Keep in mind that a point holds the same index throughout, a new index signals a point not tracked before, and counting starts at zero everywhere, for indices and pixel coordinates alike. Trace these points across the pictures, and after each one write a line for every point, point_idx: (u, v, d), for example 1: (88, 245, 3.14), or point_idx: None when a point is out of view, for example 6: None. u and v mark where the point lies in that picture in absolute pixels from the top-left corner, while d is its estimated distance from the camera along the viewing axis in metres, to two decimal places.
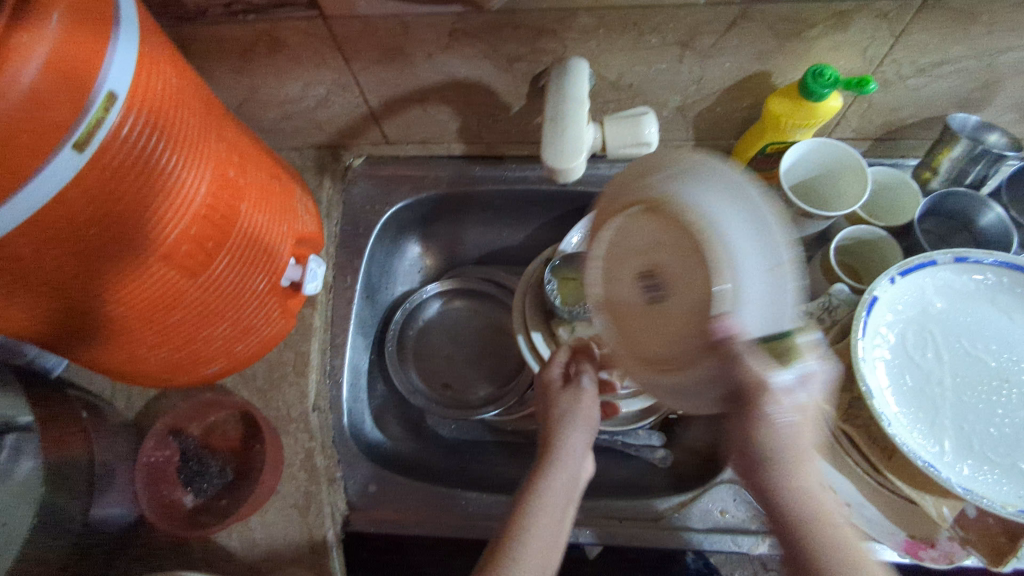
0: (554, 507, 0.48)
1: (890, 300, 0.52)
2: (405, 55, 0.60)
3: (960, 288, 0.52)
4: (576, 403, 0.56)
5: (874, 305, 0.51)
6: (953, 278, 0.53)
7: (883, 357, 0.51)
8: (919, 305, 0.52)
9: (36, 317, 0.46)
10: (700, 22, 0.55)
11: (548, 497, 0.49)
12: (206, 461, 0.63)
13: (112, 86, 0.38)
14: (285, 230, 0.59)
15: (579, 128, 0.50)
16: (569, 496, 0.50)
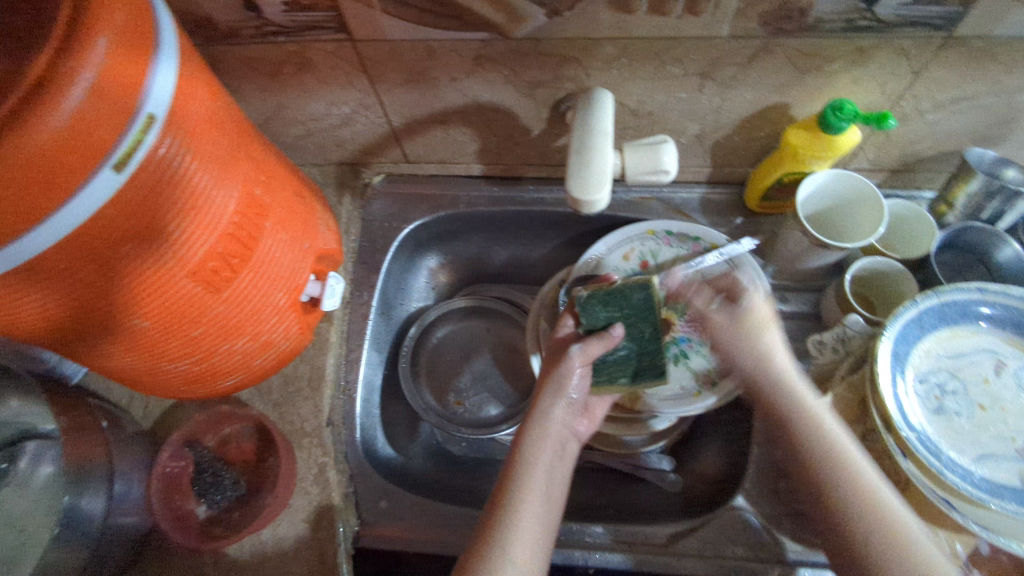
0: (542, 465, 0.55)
1: (916, 320, 0.55)
2: (430, 79, 0.62)
3: (986, 313, 0.55)
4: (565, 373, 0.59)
5: (902, 328, 0.54)
6: (977, 301, 0.55)
7: (914, 380, 0.53)
8: (944, 327, 0.55)
9: (47, 327, 0.46)
10: (723, 54, 0.55)
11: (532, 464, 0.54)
12: (220, 473, 0.63)
13: (152, 109, 0.40)
14: (306, 247, 0.60)
15: (602, 159, 0.50)
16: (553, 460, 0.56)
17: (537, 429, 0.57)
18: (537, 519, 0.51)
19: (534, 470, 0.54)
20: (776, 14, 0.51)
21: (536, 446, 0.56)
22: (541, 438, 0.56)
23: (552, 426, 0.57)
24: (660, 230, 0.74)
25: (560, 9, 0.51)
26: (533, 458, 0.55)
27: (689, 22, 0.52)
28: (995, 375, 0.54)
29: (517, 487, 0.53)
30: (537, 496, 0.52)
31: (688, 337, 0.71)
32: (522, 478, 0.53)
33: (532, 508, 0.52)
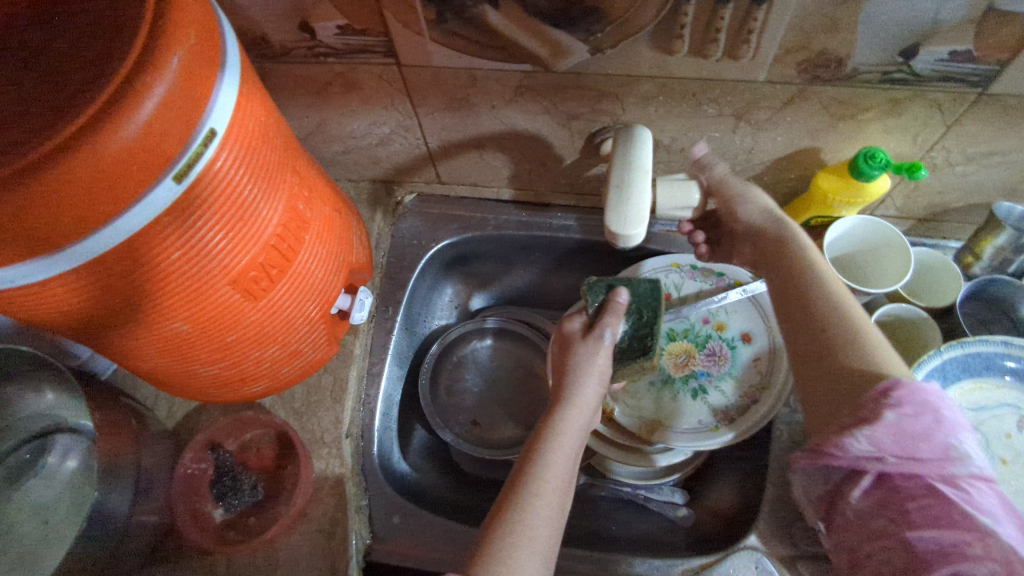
0: (567, 448, 0.53)
1: (942, 370, 0.55)
2: (470, 105, 0.63)
3: (1011, 368, 0.55)
4: (592, 357, 0.57)
5: (930, 379, 0.54)
6: (1003, 354, 0.55)
7: None
8: (969, 379, 0.56)
9: (81, 321, 0.46)
10: (758, 97, 0.57)
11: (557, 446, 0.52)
12: (240, 477, 0.64)
13: (213, 124, 0.42)
14: (340, 261, 0.61)
15: (642, 197, 0.52)
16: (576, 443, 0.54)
17: (569, 412, 0.55)
18: (559, 506, 0.49)
19: (561, 455, 0.52)
20: (814, 62, 0.52)
21: (564, 430, 0.54)
22: (571, 423, 0.54)
23: (585, 412, 0.56)
24: (685, 263, 0.75)
25: (604, 46, 0.53)
26: (560, 442, 0.53)
27: (728, 65, 0.54)
28: (1018, 431, 0.55)
29: (542, 471, 0.50)
30: (563, 481, 0.51)
31: (707, 372, 0.71)
32: (550, 460, 0.51)
33: (555, 490, 0.50)
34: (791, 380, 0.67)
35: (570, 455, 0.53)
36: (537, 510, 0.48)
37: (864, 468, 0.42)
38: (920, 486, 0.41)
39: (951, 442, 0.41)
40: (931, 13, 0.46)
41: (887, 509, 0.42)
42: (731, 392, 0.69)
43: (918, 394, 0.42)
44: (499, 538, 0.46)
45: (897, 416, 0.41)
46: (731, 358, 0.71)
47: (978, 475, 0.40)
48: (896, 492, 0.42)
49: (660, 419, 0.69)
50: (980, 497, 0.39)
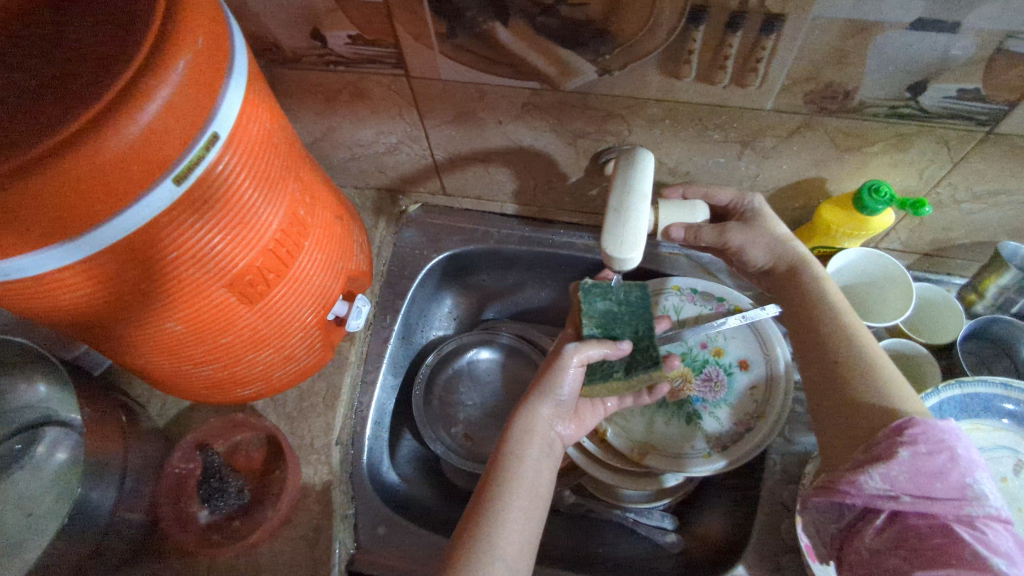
0: (530, 458, 0.54)
1: (939, 409, 0.54)
2: (476, 119, 0.64)
3: (1009, 410, 0.55)
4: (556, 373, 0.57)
5: None
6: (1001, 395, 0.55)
7: None
8: (966, 419, 0.55)
9: (74, 323, 0.47)
10: (765, 126, 0.57)
11: (521, 458, 0.54)
12: (227, 479, 0.63)
13: (216, 128, 0.42)
14: (339, 268, 0.61)
15: (640, 220, 0.51)
16: (541, 454, 0.55)
17: (523, 425, 0.56)
18: (522, 517, 0.50)
19: (518, 468, 0.53)
20: (822, 93, 0.52)
21: (520, 445, 0.55)
22: (525, 437, 0.55)
23: (540, 425, 0.57)
24: (685, 287, 0.74)
25: (611, 68, 0.53)
26: (517, 457, 0.54)
27: (734, 92, 0.54)
28: (1015, 475, 0.54)
29: (501, 486, 0.52)
30: (524, 493, 0.52)
31: (702, 398, 0.70)
32: (509, 475, 0.52)
33: (520, 498, 0.51)
34: (788, 409, 0.66)
35: (535, 466, 0.54)
36: (500, 524, 0.49)
37: (878, 506, 0.41)
38: (935, 525, 0.40)
39: (967, 482, 0.40)
40: (940, 51, 0.46)
41: (901, 548, 0.40)
42: (726, 418, 0.68)
43: (932, 433, 0.42)
44: (467, 554, 0.47)
45: (911, 453, 0.41)
46: (727, 384, 0.70)
47: (995, 515, 0.39)
48: (910, 533, 0.40)
49: (654, 443, 0.69)
50: (995, 537, 0.38)
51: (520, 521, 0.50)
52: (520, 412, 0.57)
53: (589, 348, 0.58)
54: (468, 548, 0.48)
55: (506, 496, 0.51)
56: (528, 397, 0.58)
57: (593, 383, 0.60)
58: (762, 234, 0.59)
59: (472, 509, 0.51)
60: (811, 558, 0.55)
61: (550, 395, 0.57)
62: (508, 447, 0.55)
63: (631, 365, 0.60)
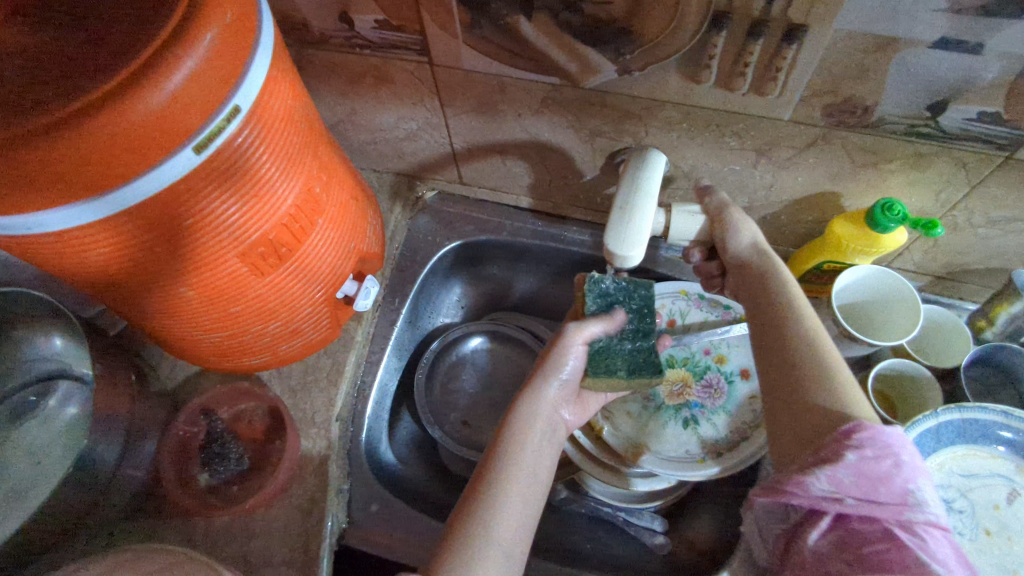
0: (529, 443, 0.55)
1: (935, 432, 0.54)
2: (496, 111, 0.64)
3: (1008, 438, 0.54)
4: (558, 351, 0.61)
5: (922, 438, 0.53)
6: (1001, 423, 0.54)
7: None
8: (963, 444, 0.55)
9: (91, 279, 0.49)
10: (782, 136, 0.57)
11: (518, 441, 0.55)
12: (228, 445, 0.63)
13: (238, 101, 0.43)
14: (351, 247, 0.62)
15: (644, 219, 0.52)
16: (540, 440, 0.56)
17: (527, 408, 0.58)
18: (519, 499, 0.51)
19: (519, 451, 0.54)
20: (840, 107, 0.52)
21: (522, 427, 0.56)
22: (529, 420, 0.57)
23: (543, 404, 0.58)
24: (693, 292, 0.74)
25: (631, 68, 0.54)
26: (519, 439, 0.55)
27: (753, 101, 0.54)
28: (1007, 504, 0.53)
29: (501, 467, 0.52)
30: (523, 476, 0.52)
31: (701, 403, 0.70)
32: (507, 459, 0.53)
33: (517, 481, 0.52)
34: None
35: (533, 451, 0.55)
36: (496, 504, 0.49)
37: (823, 508, 0.39)
38: (878, 530, 0.38)
39: (909, 488, 0.38)
40: (963, 71, 0.46)
41: (845, 552, 0.38)
42: (723, 426, 0.69)
43: (881, 437, 0.40)
44: (460, 533, 0.48)
45: (857, 457, 0.39)
46: (727, 392, 0.70)
47: (934, 522, 0.37)
48: (853, 536, 0.38)
49: (646, 443, 0.69)
50: (935, 544, 0.36)
51: (517, 503, 0.50)
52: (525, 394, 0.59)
53: (587, 324, 0.61)
54: (464, 527, 0.48)
55: (504, 477, 0.51)
56: (532, 381, 0.60)
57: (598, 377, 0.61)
58: (751, 232, 0.59)
59: (468, 490, 0.51)
60: None
61: (551, 377, 0.60)
62: (507, 430, 0.56)
63: (636, 368, 0.61)
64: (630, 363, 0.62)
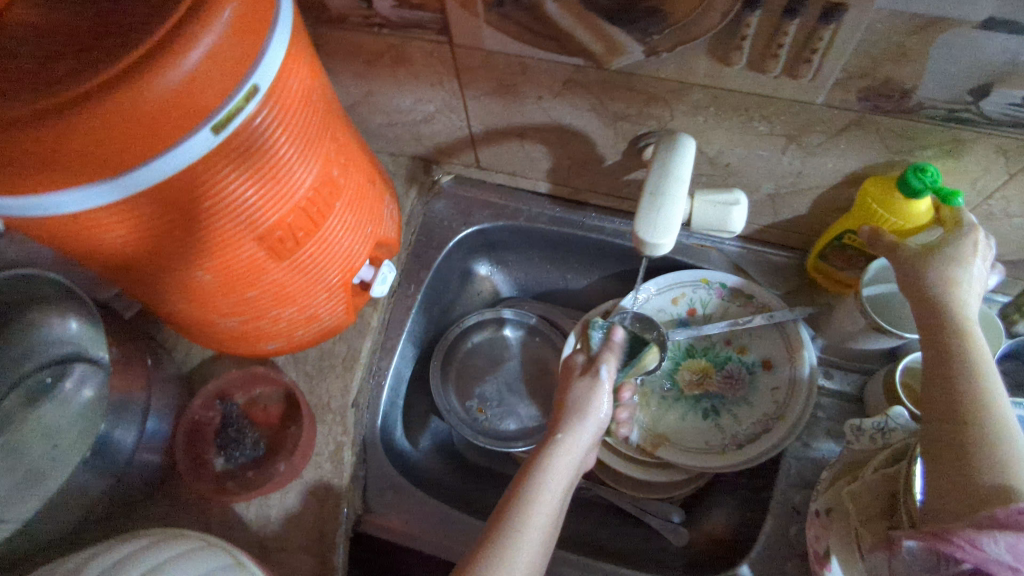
0: (560, 481, 0.50)
1: None
2: (517, 92, 0.63)
3: None
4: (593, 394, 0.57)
5: None
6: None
7: None
8: None
9: (105, 257, 0.47)
10: (814, 120, 0.55)
11: (549, 479, 0.50)
12: (245, 431, 0.65)
13: (258, 81, 0.42)
14: (368, 232, 0.61)
15: (675, 205, 0.50)
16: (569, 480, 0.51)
17: (562, 447, 0.52)
18: (542, 538, 0.47)
19: (548, 492, 0.49)
20: (877, 90, 0.50)
21: (554, 469, 0.51)
22: (566, 454, 0.52)
23: (579, 446, 0.54)
24: (715, 281, 0.72)
25: (660, 48, 0.52)
26: (550, 476, 0.50)
27: (785, 83, 0.52)
28: None
29: (528, 506, 0.48)
30: (548, 519, 0.48)
31: (721, 395, 0.70)
32: (535, 495, 0.48)
33: (541, 521, 0.47)
34: (807, 415, 0.64)
35: (561, 490, 0.50)
36: (524, 536, 0.46)
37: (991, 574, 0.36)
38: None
39: None
40: (1009, 53, 0.44)
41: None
42: (745, 418, 0.68)
43: None
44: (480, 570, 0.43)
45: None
46: (749, 383, 0.70)
47: None
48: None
49: (665, 434, 0.69)
50: None
51: (539, 544, 0.46)
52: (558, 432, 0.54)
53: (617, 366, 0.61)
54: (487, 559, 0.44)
55: (530, 514, 0.47)
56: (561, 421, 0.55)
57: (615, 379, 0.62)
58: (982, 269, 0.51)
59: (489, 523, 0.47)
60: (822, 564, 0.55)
61: (593, 410, 0.56)
62: (538, 467, 0.51)
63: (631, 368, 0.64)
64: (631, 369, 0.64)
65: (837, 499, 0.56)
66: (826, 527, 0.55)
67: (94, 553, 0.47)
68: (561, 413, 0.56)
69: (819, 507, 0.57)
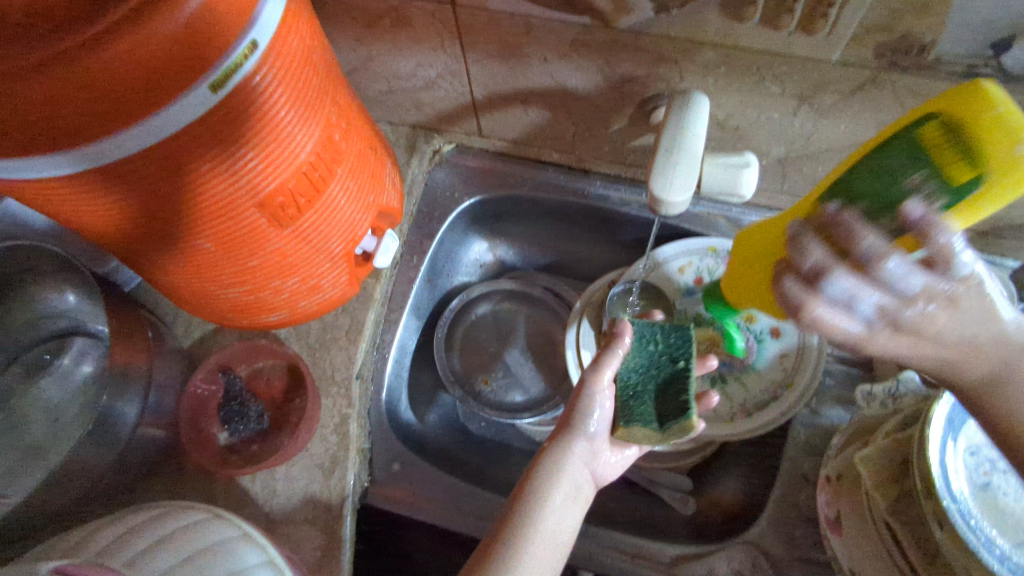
0: (551, 500, 0.51)
1: None
2: (521, 55, 0.61)
3: None
4: (588, 401, 0.55)
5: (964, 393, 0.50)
6: None
7: (964, 450, 0.50)
8: None
9: (100, 225, 0.46)
10: (828, 79, 0.53)
11: (541, 498, 0.51)
12: (248, 404, 0.63)
13: (256, 36, 0.40)
14: (370, 201, 0.60)
15: (690, 165, 0.51)
16: (565, 497, 0.52)
17: (548, 469, 0.53)
18: (533, 558, 0.48)
19: (539, 513, 0.50)
20: (894, 46, 0.48)
21: (545, 486, 0.52)
22: (558, 469, 0.53)
23: (574, 461, 0.54)
24: (722, 249, 0.72)
25: (670, 5, 0.50)
26: (542, 496, 0.51)
27: (799, 40, 0.50)
28: None
29: (517, 529, 0.49)
30: (544, 535, 0.50)
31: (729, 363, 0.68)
32: (524, 516, 0.50)
33: (533, 541, 0.49)
34: (817, 380, 0.65)
35: (555, 509, 0.51)
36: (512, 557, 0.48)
37: None
38: None
39: None
40: None
41: None
42: (753, 386, 0.67)
43: None
44: None
45: None
46: (757, 351, 0.68)
47: None
48: None
49: None
50: None
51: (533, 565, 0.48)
52: (552, 449, 0.55)
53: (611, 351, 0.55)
54: None
55: (519, 537, 0.49)
56: (561, 432, 0.56)
57: (630, 427, 0.52)
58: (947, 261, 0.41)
59: (486, 543, 0.50)
60: (832, 531, 0.56)
61: (585, 421, 0.55)
62: (529, 486, 0.52)
63: (666, 415, 0.51)
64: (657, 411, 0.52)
65: (848, 465, 0.56)
66: (836, 493, 0.55)
67: (101, 526, 0.47)
68: (559, 428, 0.56)
69: (827, 474, 0.57)
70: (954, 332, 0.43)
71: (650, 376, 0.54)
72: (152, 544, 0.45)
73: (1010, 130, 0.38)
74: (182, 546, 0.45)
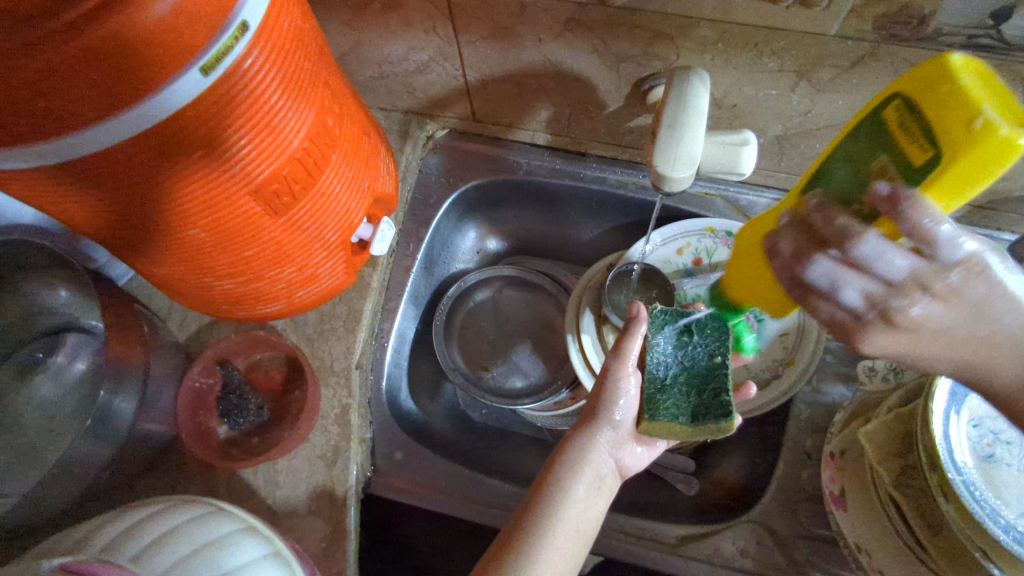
0: (574, 491, 0.51)
1: None
2: (515, 36, 0.60)
3: None
4: (614, 390, 0.54)
5: None
6: None
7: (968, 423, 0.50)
8: None
9: (92, 216, 0.45)
10: (826, 54, 0.53)
11: (565, 490, 0.51)
12: (248, 397, 0.63)
13: (246, 17, 0.40)
14: (365, 187, 0.58)
15: (694, 139, 0.50)
16: (589, 488, 0.52)
17: (571, 460, 0.52)
18: (555, 549, 0.48)
19: (562, 504, 0.50)
20: (894, 18, 0.48)
21: (567, 476, 0.51)
22: (580, 458, 0.52)
23: (598, 451, 0.53)
24: (720, 229, 0.71)
25: None
26: (566, 487, 0.51)
27: (797, 14, 0.50)
28: None
29: (539, 519, 0.49)
30: (567, 527, 0.49)
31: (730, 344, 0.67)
32: (546, 505, 0.50)
33: (555, 532, 0.49)
34: (817, 357, 0.64)
35: (579, 501, 0.51)
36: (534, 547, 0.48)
37: None
38: None
39: None
40: None
41: None
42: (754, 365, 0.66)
43: None
44: None
45: None
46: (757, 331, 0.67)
47: None
48: None
49: None
50: None
51: (555, 555, 0.48)
52: (576, 438, 0.54)
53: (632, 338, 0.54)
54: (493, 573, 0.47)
55: (542, 526, 0.49)
56: (585, 420, 0.55)
57: (657, 421, 0.51)
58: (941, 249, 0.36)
59: (507, 530, 0.50)
60: (835, 505, 0.55)
61: (611, 411, 0.54)
62: (552, 476, 0.52)
63: (698, 412, 0.52)
64: (689, 406, 0.52)
65: (852, 440, 0.56)
66: (840, 469, 0.56)
67: (102, 523, 0.46)
68: (582, 417, 0.55)
69: (831, 450, 0.57)
70: (957, 328, 0.38)
71: (678, 373, 0.54)
72: (155, 540, 0.44)
73: (962, 102, 0.36)
74: (186, 542, 0.45)
